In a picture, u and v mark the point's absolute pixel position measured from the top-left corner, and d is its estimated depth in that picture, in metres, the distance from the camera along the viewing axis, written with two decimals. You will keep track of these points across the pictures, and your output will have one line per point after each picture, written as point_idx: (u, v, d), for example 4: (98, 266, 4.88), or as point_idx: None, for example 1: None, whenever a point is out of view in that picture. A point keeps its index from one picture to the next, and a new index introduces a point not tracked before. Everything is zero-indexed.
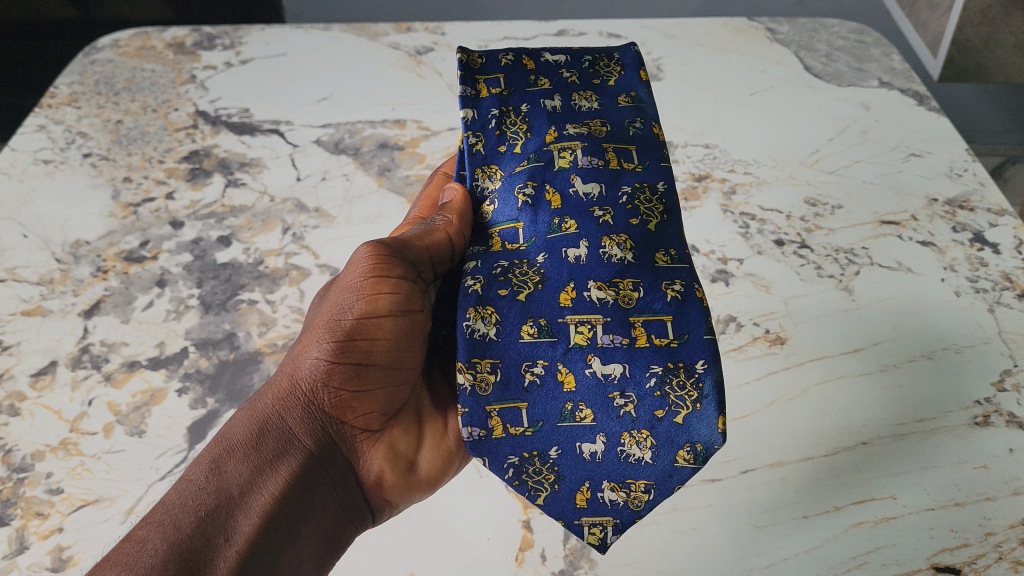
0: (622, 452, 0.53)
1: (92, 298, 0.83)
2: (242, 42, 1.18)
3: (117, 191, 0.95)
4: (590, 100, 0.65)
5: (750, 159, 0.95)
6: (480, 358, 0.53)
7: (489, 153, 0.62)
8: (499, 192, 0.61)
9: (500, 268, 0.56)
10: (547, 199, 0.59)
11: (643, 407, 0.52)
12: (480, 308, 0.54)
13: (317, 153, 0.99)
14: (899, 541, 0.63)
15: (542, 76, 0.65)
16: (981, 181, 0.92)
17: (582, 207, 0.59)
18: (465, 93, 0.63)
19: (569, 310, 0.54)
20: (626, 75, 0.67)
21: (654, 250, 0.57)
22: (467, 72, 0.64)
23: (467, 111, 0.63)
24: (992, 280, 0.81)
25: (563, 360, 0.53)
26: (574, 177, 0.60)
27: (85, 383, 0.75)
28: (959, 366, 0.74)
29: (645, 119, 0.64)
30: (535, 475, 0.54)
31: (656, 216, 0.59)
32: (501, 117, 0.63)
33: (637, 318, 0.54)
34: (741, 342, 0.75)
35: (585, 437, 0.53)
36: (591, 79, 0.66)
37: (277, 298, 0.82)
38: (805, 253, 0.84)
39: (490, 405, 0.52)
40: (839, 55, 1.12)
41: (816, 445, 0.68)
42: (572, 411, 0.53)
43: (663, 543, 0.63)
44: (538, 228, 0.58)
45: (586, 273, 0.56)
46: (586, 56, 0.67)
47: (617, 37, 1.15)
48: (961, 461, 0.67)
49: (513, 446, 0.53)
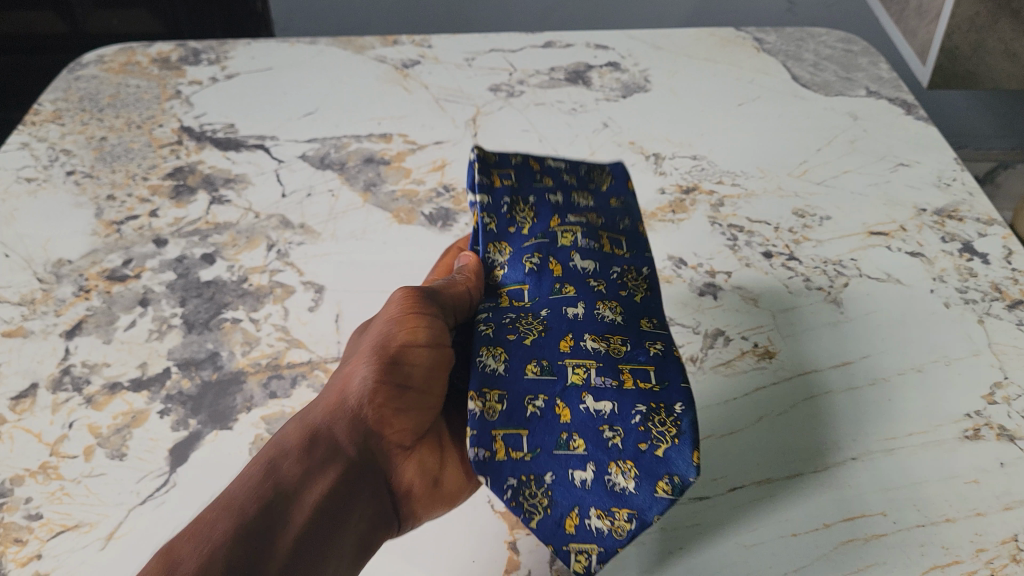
0: (610, 481, 0.54)
1: (74, 318, 0.82)
2: (228, 56, 1.17)
3: (100, 209, 0.94)
4: (587, 199, 0.72)
5: (737, 170, 0.95)
6: (489, 388, 0.56)
7: (501, 232, 0.68)
8: (508, 261, 0.66)
9: (509, 317, 0.61)
10: (549, 268, 0.64)
11: (629, 438, 0.55)
12: (492, 347, 0.58)
13: (302, 168, 0.98)
14: (890, 559, 0.61)
15: (547, 176, 0.71)
16: (970, 190, 0.92)
17: (580, 277, 0.64)
18: (480, 180, 0.69)
19: (568, 354, 0.58)
20: (616, 183, 0.74)
21: (639, 318, 0.62)
22: (482, 164, 0.70)
23: (482, 196, 0.68)
24: (981, 291, 0.80)
25: (561, 396, 0.56)
26: (574, 253, 0.65)
27: (65, 406, 0.74)
28: (949, 379, 0.73)
29: (631, 219, 0.72)
30: (530, 499, 0.54)
31: (641, 291, 0.64)
32: (512, 205, 0.69)
33: (625, 365, 0.58)
34: (729, 357, 0.75)
35: (577, 464, 0.55)
36: (587, 183, 0.73)
37: (261, 317, 0.81)
38: (793, 264, 0.84)
39: (495, 430, 0.55)
40: (827, 64, 1.12)
41: (804, 461, 0.68)
42: (566, 440, 0.55)
43: (648, 565, 0.62)
44: (541, 290, 0.63)
45: (583, 328, 0.60)
46: (584, 165, 0.74)
47: (604, 49, 1.15)
48: (951, 475, 0.66)
49: (513, 468, 0.54)
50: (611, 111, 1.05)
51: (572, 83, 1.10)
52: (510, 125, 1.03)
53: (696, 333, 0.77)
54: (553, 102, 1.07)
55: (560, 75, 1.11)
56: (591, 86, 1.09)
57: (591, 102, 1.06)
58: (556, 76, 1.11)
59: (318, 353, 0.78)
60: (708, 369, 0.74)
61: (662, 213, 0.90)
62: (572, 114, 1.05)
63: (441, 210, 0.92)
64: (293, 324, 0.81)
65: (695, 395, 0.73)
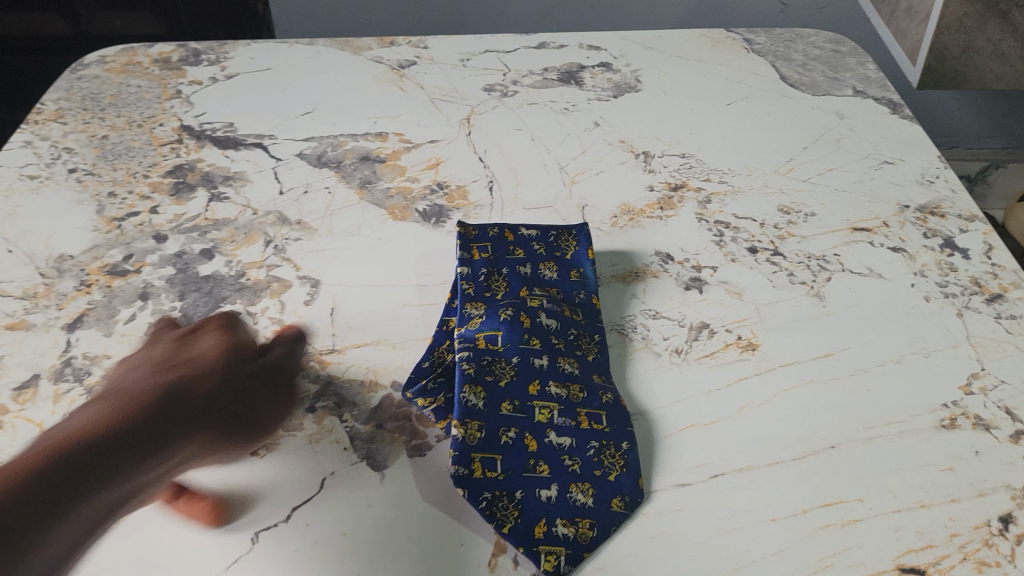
0: (571, 498, 0.66)
1: (75, 311, 0.84)
2: (228, 57, 1.19)
3: (101, 206, 0.96)
4: (552, 270, 0.83)
5: (725, 168, 0.97)
6: (470, 419, 0.68)
7: (478, 296, 0.79)
8: (485, 316, 0.76)
9: (486, 359, 0.73)
10: (521, 321, 0.76)
11: (585, 466, 0.68)
12: (473, 386, 0.70)
13: (300, 166, 1.00)
14: (865, 543, 0.63)
15: (518, 248, 0.84)
16: (953, 188, 0.94)
17: (545, 333, 0.76)
18: (461, 256, 0.81)
19: (535, 396, 0.71)
20: (579, 250, 0.85)
21: (593, 373, 0.75)
22: (463, 241, 0.83)
23: (463, 268, 0.80)
24: (961, 285, 0.82)
25: (530, 430, 0.69)
26: (542, 312, 0.78)
27: (66, 396, 0.76)
28: (928, 370, 0.75)
29: (588, 291, 0.82)
30: (502, 509, 0.64)
31: (592, 353, 0.77)
32: (489, 275, 0.81)
33: (582, 409, 0.71)
34: (713, 349, 0.77)
35: (544, 485, 0.66)
36: (554, 251, 0.85)
37: (258, 310, 0.83)
38: (778, 260, 0.86)
39: (473, 453, 0.66)
40: (815, 64, 1.14)
41: (784, 450, 0.69)
42: (533, 464, 0.67)
43: (631, 549, 0.64)
44: (514, 338, 0.75)
45: (548, 375, 0.73)
46: (552, 232, 0.86)
47: (597, 50, 1.18)
48: (928, 462, 0.68)
49: (488, 485, 0.65)
50: (603, 111, 1.07)
51: (565, 83, 1.12)
52: (503, 124, 1.05)
53: (681, 326, 0.80)
54: (545, 101, 1.09)
55: (553, 75, 1.13)
56: (584, 87, 1.11)
57: (583, 102, 1.09)
58: (549, 76, 1.13)
59: (313, 346, 0.80)
60: (693, 361, 0.77)
61: (651, 210, 0.92)
62: (565, 114, 1.07)
63: (435, 207, 0.94)
64: (289, 317, 0.83)
65: (679, 386, 0.75)
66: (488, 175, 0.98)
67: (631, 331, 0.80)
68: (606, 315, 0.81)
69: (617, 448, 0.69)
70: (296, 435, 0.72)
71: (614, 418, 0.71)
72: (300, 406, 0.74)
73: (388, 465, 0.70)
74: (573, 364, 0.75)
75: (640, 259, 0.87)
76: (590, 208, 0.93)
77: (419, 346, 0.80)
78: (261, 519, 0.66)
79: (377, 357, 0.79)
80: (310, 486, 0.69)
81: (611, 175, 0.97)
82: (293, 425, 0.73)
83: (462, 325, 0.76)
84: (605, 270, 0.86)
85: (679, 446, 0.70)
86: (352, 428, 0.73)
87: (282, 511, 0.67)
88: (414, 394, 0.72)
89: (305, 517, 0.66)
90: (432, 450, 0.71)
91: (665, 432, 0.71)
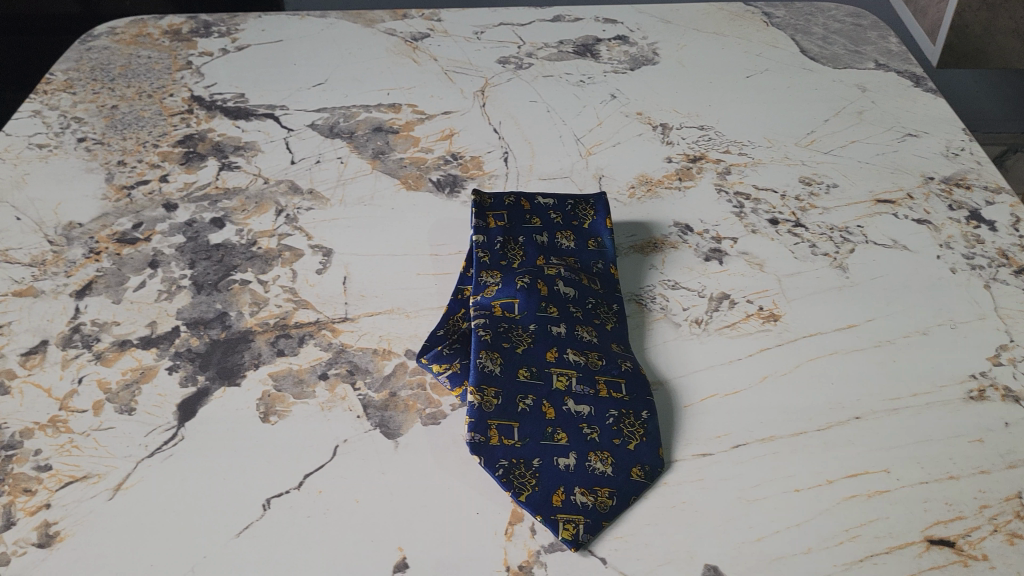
0: (590, 466, 0.64)
1: (84, 279, 0.82)
2: (239, 29, 1.18)
3: (111, 174, 0.95)
4: (569, 239, 0.82)
5: (744, 140, 0.95)
6: (486, 385, 0.67)
7: (493, 264, 0.78)
8: (501, 283, 0.75)
9: (502, 326, 0.72)
10: (538, 289, 0.75)
11: (604, 435, 0.66)
12: (489, 352, 0.69)
13: (312, 136, 0.99)
14: (892, 514, 0.62)
15: (535, 217, 0.83)
16: (978, 160, 0.92)
17: (562, 301, 0.75)
18: (478, 224, 0.80)
19: (553, 364, 0.70)
20: (597, 219, 0.83)
21: (612, 341, 0.73)
22: (479, 209, 0.82)
23: (479, 236, 0.79)
24: (988, 257, 0.81)
25: (547, 398, 0.68)
26: (559, 280, 0.77)
27: (75, 361, 0.74)
28: (955, 341, 0.73)
29: (606, 261, 0.80)
30: (519, 477, 0.63)
31: (610, 321, 0.75)
32: (504, 243, 0.80)
33: (601, 377, 0.70)
34: (734, 320, 0.76)
35: (561, 453, 0.65)
36: (571, 221, 0.83)
37: (269, 278, 0.82)
38: (800, 231, 0.84)
39: (490, 420, 0.66)
40: (836, 37, 1.12)
41: (808, 420, 0.68)
42: (551, 433, 0.66)
43: (651, 518, 0.62)
44: (530, 305, 0.74)
45: (566, 343, 0.72)
46: (569, 200, 0.85)
47: (613, 23, 1.16)
48: (956, 434, 0.66)
49: (505, 452, 0.64)
50: (619, 83, 1.05)
51: (580, 56, 1.10)
52: (519, 96, 1.04)
53: (701, 297, 0.78)
54: (561, 74, 1.07)
55: (569, 48, 1.11)
56: (600, 59, 1.09)
57: (599, 74, 1.07)
58: (564, 49, 1.11)
59: (326, 314, 0.78)
60: (713, 331, 0.75)
61: (669, 181, 0.91)
62: (581, 86, 1.05)
63: (449, 177, 0.93)
64: (301, 286, 0.81)
65: (699, 356, 0.73)
66: (503, 146, 0.96)
67: (650, 301, 0.78)
68: (625, 285, 0.80)
69: (637, 417, 0.67)
70: (308, 403, 0.71)
71: (634, 386, 0.69)
72: (312, 374, 0.73)
73: (402, 434, 0.68)
74: (592, 333, 0.73)
75: (659, 230, 0.85)
76: (607, 179, 0.91)
77: (433, 315, 0.78)
78: (273, 486, 0.65)
79: (391, 325, 0.77)
80: (323, 453, 0.67)
81: (629, 146, 0.95)
82: (306, 392, 0.71)
83: (478, 292, 0.75)
84: (623, 242, 0.84)
85: (699, 416, 0.69)
86: (365, 396, 0.71)
87: (294, 478, 0.65)
88: (429, 359, 0.71)
89: (318, 483, 0.65)
90: (447, 418, 0.69)
91: (685, 401, 0.70)
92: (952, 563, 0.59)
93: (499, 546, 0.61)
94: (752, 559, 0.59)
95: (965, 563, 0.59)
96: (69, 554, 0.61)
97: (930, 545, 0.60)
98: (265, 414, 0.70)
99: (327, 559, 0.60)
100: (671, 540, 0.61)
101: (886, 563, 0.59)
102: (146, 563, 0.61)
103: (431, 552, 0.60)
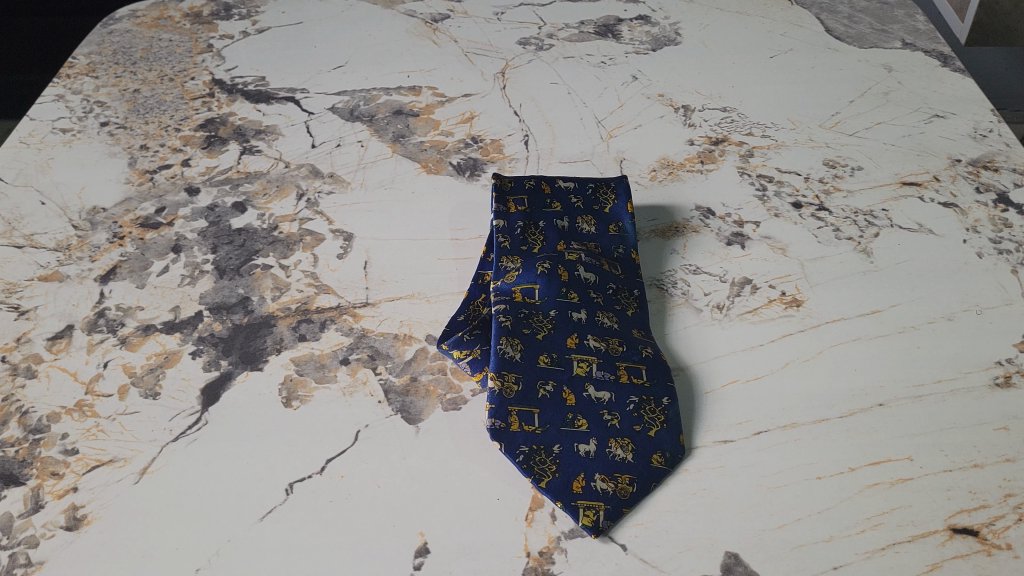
0: (610, 453, 0.64)
1: (108, 264, 0.83)
2: (259, 11, 1.18)
3: (134, 158, 0.95)
4: (589, 224, 0.81)
5: (767, 122, 0.94)
6: (507, 371, 0.67)
7: (514, 249, 0.78)
8: (521, 268, 0.75)
9: (522, 312, 0.72)
10: (558, 274, 0.75)
11: (624, 422, 0.66)
12: (509, 338, 0.69)
13: (332, 120, 0.99)
14: (915, 502, 0.61)
15: (556, 201, 0.82)
16: (1007, 142, 0.90)
17: (582, 286, 0.75)
18: (498, 208, 0.80)
19: (573, 350, 0.70)
20: (618, 203, 0.83)
21: (633, 327, 0.73)
22: (500, 192, 0.81)
23: (499, 220, 0.79)
24: (1015, 241, 0.80)
25: (568, 384, 0.68)
26: (580, 266, 0.76)
27: (100, 346, 0.75)
28: (981, 327, 0.72)
29: (627, 246, 0.80)
30: (540, 463, 0.64)
31: (631, 307, 0.75)
32: (525, 228, 0.79)
33: (622, 363, 0.70)
34: (756, 305, 0.75)
35: (582, 439, 0.65)
36: (592, 205, 0.83)
37: (291, 263, 0.82)
38: (823, 215, 0.83)
39: (511, 406, 0.66)
40: (862, 16, 1.10)
41: (831, 407, 0.67)
42: (572, 419, 0.66)
43: (672, 506, 0.62)
44: (551, 291, 0.74)
45: (586, 329, 0.72)
46: (591, 183, 0.84)
47: (634, 3, 1.15)
48: (981, 421, 0.66)
49: (526, 438, 0.65)
50: (641, 64, 1.04)
51: (602, 36, 1.09)
52: (540, 77, 1.03)
53: (723, 282, 0.78)
54: (582, 55, 1.06)
55: (590, 29, 1.11)
56: (621, 40, 1.09)
57: (621, 56, 1.06)
58: (585, 29, 1.11)
59: (347, 299, 0.78)
60: (735, 317, 0.75)
61: (691, 164, 0.90)
62: (602, 67, 1.04)
63: (469, 160, 0.93)
64: (323, 271, 0.81)
65: (720, 342, 0.73)
66: (524, 128, 0.96)
67: (671, 286, 0.78)
68: (646, 270, 0.80)
69: (658, 403, 0.67)
70: (330, 388, 0.71)
71: (655, 372, 0.69)
72: (334, 359, 0.73)
73: (424, 419, 0.69)
74: (613, 319, 0.73)
75: (681, 214, 0.85)
76: (628, 162, 0.91)
77: (454, 300, 0.78)
78: (296, 470, 0.65)
79: (411, 310, 0.77)
80: (344, 438, 0.67)
81: (650, 129, 0.95)
82: (327, 377, 0.72)
83: (499, 277, 0.75)
84: (644, 225, 0.84)
85: (720, 402, 0.68)
86: (386, 381, 0.71)
87: (317, 463, 0.66)
88: (449, 345, 0.72)
89: (339, 468, 0.65)
90: (468, 403, 0.70)
91: (706, 388, 0.69)
92: (975, 553, 0.58)
93: (520, 532, 0.61)
94: (773, 547, 0.59)
95: (989, 553, 0.58)
96: (97, 537, 0.62)
97: (953, 534, 0.59)
98: (288, 399, 0.70)
99: (349, 544, 0.61)
100: (693, 528, 0.61)
101: (908, 551, 0.59)
102: (172, 547, 0.61)
103: (452, 537, 0.61)
